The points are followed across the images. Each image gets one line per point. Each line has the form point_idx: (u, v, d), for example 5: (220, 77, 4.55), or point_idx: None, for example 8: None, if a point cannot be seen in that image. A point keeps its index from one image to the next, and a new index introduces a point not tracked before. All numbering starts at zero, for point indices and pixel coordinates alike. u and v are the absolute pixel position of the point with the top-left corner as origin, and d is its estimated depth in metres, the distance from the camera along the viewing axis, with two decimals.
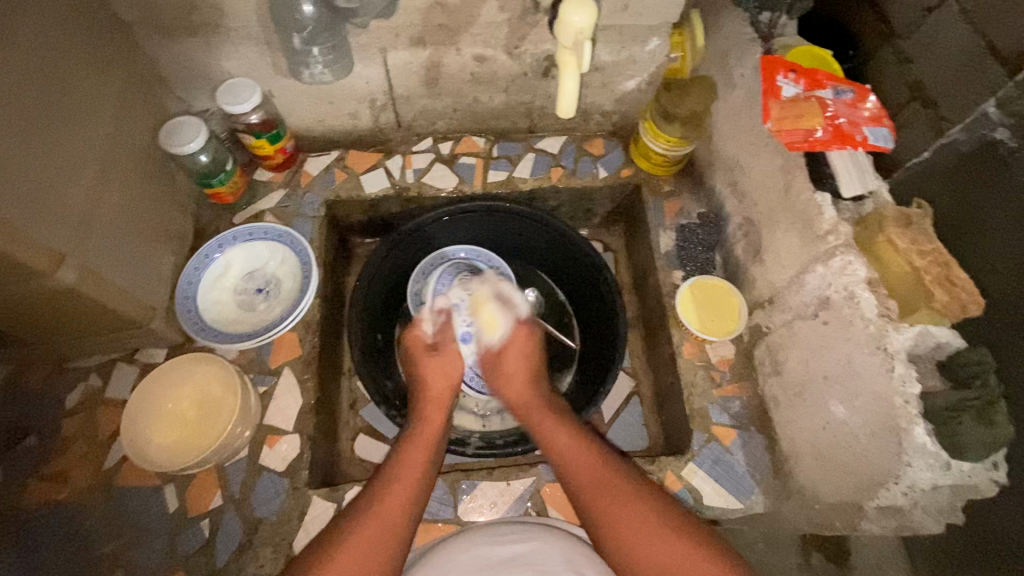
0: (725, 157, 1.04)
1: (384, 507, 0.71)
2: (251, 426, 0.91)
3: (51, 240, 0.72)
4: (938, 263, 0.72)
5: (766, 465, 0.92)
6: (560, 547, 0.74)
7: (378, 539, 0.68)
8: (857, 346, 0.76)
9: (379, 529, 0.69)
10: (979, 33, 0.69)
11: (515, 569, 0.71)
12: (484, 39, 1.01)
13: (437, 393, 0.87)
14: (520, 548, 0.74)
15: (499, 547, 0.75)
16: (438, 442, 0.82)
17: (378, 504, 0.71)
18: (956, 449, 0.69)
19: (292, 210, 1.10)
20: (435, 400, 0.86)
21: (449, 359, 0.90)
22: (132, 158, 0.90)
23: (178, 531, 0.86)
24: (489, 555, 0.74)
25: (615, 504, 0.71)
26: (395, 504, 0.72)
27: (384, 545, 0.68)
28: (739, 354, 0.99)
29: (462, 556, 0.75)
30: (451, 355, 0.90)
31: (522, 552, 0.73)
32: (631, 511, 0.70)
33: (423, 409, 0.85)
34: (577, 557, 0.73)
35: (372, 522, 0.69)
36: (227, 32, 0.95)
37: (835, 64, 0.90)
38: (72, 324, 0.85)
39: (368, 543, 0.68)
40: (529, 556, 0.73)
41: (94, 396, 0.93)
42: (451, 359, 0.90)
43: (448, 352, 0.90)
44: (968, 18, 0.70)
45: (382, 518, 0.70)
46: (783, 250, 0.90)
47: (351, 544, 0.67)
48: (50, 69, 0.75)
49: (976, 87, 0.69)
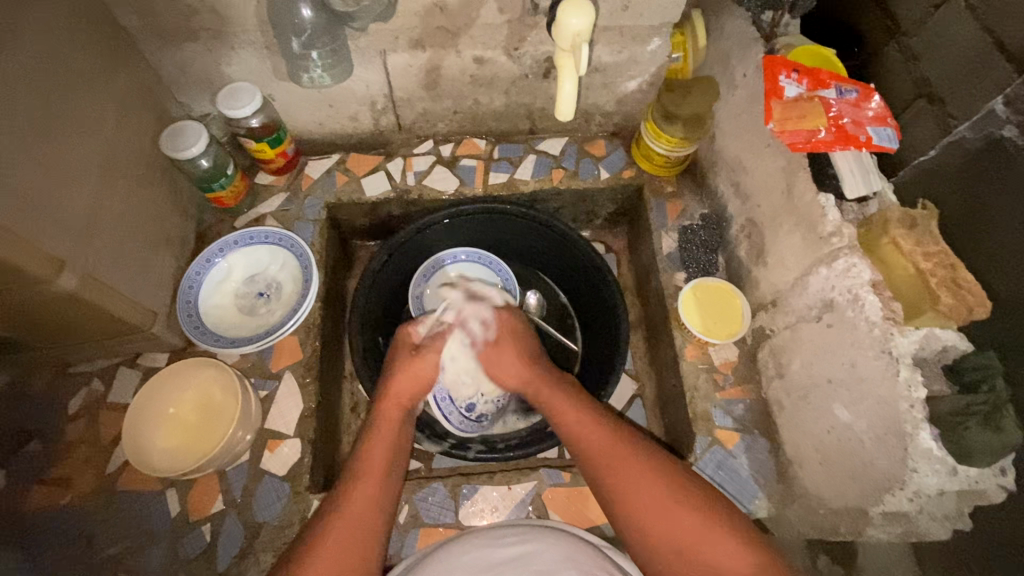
0: (727, 158, 1.03)
1: (355, 510, 0.71)
2: (252, 430, 0.91)
3: (52, 246, 0.72)
4: (944, 265, 0.71)
5: (769, 468, 0.91)
6: (562, 548, 0.73)
7: (350, 544, 0.68)
8: (861, 349, 0.75)
9: (348, 528, 0.69)
10: (988, 29, 0.68)
11: (513, 570, 0.70)
12: (483, 41, 1.00)
13: (398, 394, 0.82)
14: (521, 549, 0.73)
15: (500, 549, 0.74)
16: (399, 440, 0.79)
17: (348, 507, 0.71)
18: (963, 455, 0.67)
19: (293, 213, 1.10)
20: (396, 401, 0.81)
21: (418, 365, 0.84)
22: (133, 163, 0.91)
23: (180, 535, 0.86)
24: (490, 557, 0.73)
25: (621, 475, 0.72)
26: (363, 508, 0.71)
27: (361, 543, 0.69)
28: (743, 356, 0.98)
29: (463, 558, 0.74)
30: (420, 367, 0.83)
31: (524, 552, 0.73)
32: (633, 480, 0.71)
33: (381, 408, 0.81)
34: (579, 555, 0.72)
35: (345, 526, 0.69)
36: (227, 37, 0.95)
37: (838, 64, 0.89)
38: (74, 329, 0.85)
39: (343, 545, 0.68)
40: (529, 558, 0.72)
41: (97, 400, 0.93)
42: (425, 368, 0.84)
43: (426, 359, 0.84)
44: (976, 14, 0.70)
45: (354, 516, 0.70)
46: (786, 252, 0.89)
47: (329, 545, 0.68)
48: (52, 74, 0.75)
49: (986, 85, 0.69)
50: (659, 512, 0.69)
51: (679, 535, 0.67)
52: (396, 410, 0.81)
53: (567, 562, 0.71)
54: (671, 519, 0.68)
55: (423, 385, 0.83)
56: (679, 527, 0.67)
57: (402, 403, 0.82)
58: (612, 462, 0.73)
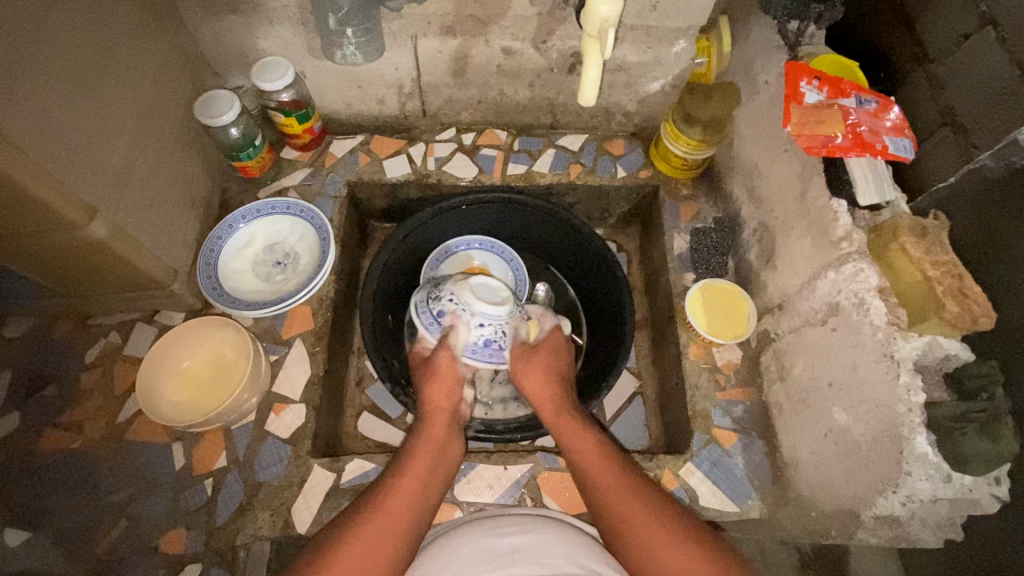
0: (744, 163, 1.05)
1: (392, 503, 0.73)
2: (259, 393, 0.93)
3: (87, 193, 0.75)
4: (950, 275, 0.71)
5: (765, 471, 0.92)
6: (561, 541, 0.74)
7: (380, 537, 0.69)
8: (864, 353, 0.75)
9: (387, 525, 0.70)
10: (1016, 61, 0.68)
11: (515, 561, 0.71)
12: (512, 32, 1.03)
13: (441, 400, 0.86)
14: (520, 540, 0.74)
15: (501, 539, 0.75)
16: (443, 449, 0.82)
17: (387, 504, 0.72)
18: (957, 461, 0.68)
19: (315, 188, 1.13)
20: (445, 410, 0.85)
21: (439, 368, 0.86)
22: (167, 125, 0.94)
23: (183, 487, 0.89)
24: (490, 547, 0.74)
25: (649, 528, 0.71)
26: (401, 502, 0.73)
27: (392, 541, 0.70)
28: (746, 359, 0.99)
29: (466, 549, 0.75)
30: (438, 368, 0.86)
31: (525, 544, 0.73)
32: (661, 527, 0.71)
33: (429, 413, 0.85)
34: (580, 548, 0.74)
35: (379, 517, 0.71)
36: (266, 11, 0.98)
37: (860, 76, 0.90)
38: (98, 278, 0.88)
39: (373, 537, 0.69)
40: (530, 549, 0.73)
41: (114, 352, 0.96)
42: (444, 365, 0.85)
43: (442, 360, 0.85)
44: (1007, 45, 0.69)
45: (390, 514, 0.71)
46: (796, 255, 0.90)
47: (359, 536, 0.69)
48: (99, 32, 0.78)
49: (1009, 116, 0.68)
50: (670, 547, 0.69)
51: (659, 542, 0.70)
52: (445, 416, 0.85)
53: (569, 556, 0.72)
54: (655, 526, 0.71)
55: (454, 380, 0.86)
56: (655, 529, 0.71)
57: (451, 410, 0.86)
58: (641, 517, 0.72)
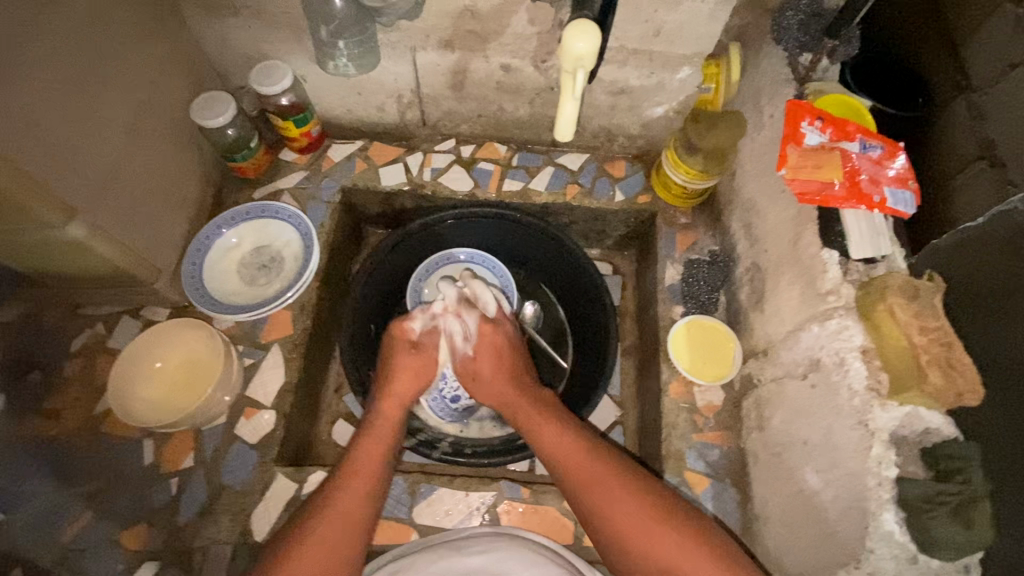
0: (743, 198, 1.01)
1: (345, 504, 0.73)
2: (231, 394, 0.94)
3: (69, 195, 0.77)
4: (938, 344, 0.66)
5: (734, 520, 0.89)
6: (524, 552, 0.75)
7: (338, 538, 0.70)
8: (839, 416, 0.72)
9: (339, 527, 0.71)
10: None
11: None
12: (512, 49, 1.01)
13: (398, 390, 0.88)
14: (484, 560, 0.74)
15: (464, 559, 0.75)
16: (394, 439, 0.83)
17: (340, 503, 0.73)
18: (925, 543, 0.64)
19: (309, 193, 1.13)
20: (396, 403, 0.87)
21: (426, 362, 0.91)
22: (161, 124, 0.95)
23: (150, 483, 0.90)
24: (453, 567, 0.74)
25: (622, 518, 0.71)
26: (353, 503, 0.74)
27: (349, 539, 0.71)
28: (728, 401, 0.96)
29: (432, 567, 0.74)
30: (424, 363, 0.91)
31: (488, 563, 0.73)
32: (631, 518, 0.70)
33: (381, 406, 0.86)
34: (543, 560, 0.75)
35: (333, 518, 0.72)
36: (266, 15, 0.98)
37: (868, 116, 0.86)
38: (81, 273, 0.90)
39: (331, 540, 0.70)
40: (494, 567, 0.73)
41: (97, 343, 0.98)
42: (427, 361, 0.91)
43: (417, 353, 0.91)
44: None
45: (343, 514, 0.72)
46: (784, 302, 0.86)
47: (315, 538, 0.69)
48: (94, 34, 0.79)
49: None
50: (649, 539, 0.69)
51: (625, 530, 0.70)
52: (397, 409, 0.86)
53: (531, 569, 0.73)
54: (623, 516, 0.71)
55: (424, 378, 0.91)
56: (625, 519, 0.71)
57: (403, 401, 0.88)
58: (617, 507, 0.72)
